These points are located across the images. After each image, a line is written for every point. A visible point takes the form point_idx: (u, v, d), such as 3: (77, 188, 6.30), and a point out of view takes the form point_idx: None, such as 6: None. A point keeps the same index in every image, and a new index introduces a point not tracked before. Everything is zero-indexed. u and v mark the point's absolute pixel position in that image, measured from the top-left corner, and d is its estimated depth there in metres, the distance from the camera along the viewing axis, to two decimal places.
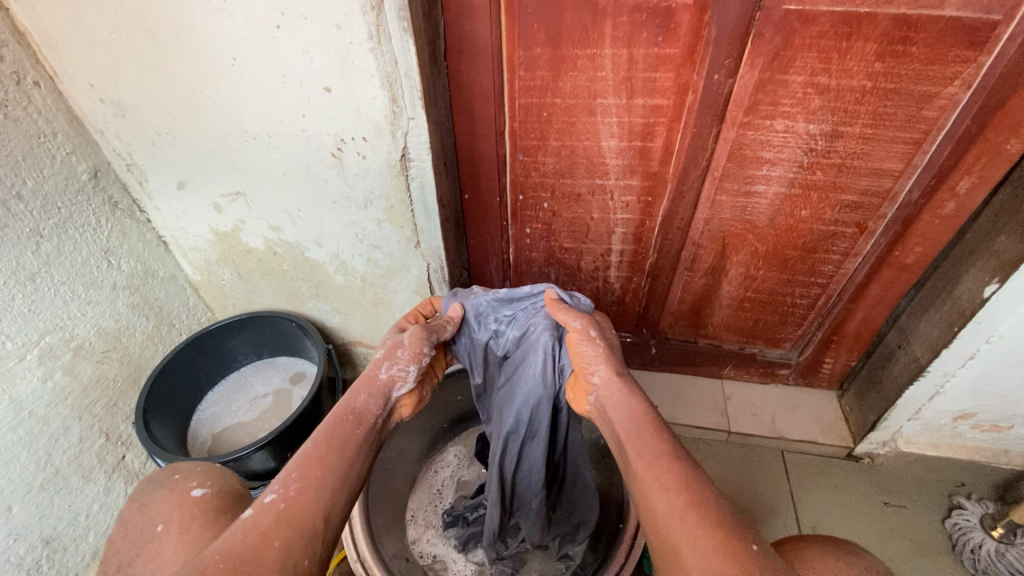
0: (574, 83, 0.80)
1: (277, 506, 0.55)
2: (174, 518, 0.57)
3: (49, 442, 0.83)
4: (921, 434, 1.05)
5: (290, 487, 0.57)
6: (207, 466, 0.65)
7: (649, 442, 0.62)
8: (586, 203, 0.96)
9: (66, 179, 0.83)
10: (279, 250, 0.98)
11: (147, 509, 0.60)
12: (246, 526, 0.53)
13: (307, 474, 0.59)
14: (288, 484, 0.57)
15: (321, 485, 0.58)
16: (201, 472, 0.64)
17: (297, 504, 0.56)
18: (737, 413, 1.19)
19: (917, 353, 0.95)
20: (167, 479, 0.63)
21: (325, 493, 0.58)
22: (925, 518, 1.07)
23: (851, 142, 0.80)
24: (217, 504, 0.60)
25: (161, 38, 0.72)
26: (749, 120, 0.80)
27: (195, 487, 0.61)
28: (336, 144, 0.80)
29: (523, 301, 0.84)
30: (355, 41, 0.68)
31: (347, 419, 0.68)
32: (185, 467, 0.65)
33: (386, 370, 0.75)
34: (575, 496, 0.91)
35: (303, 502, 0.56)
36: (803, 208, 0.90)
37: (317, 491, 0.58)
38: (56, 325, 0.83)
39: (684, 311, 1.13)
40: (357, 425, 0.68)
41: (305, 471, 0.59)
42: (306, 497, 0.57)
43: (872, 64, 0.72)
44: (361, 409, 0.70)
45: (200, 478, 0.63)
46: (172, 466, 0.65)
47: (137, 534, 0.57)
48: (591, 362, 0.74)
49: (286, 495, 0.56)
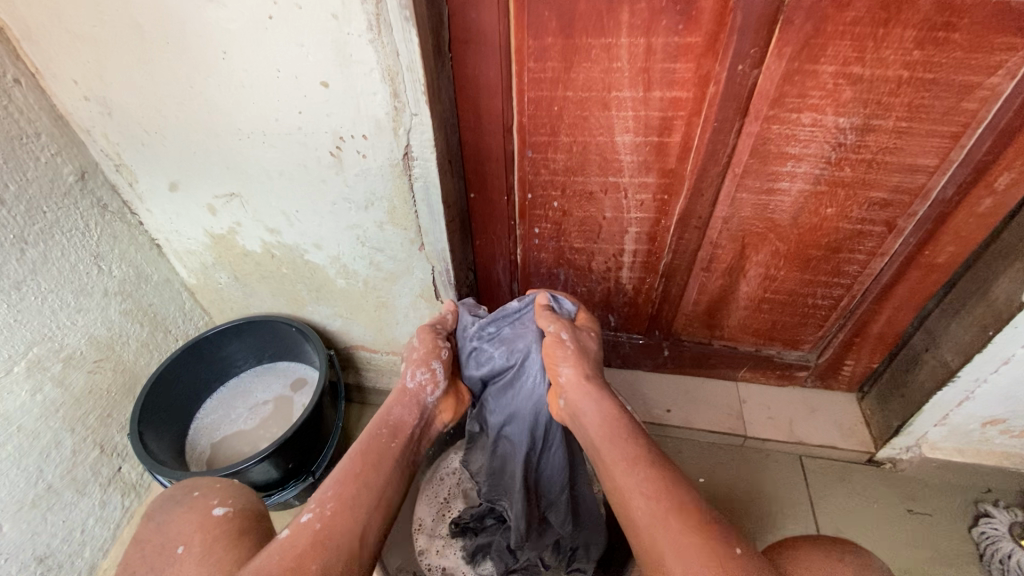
0: (588, 74, 0.75)
1: (314, 526, 0.57)
2: (196, 539, 0.55)
3: (41, 456, 0.79)
4: (947, 439, 1.01)
5: (326, 505, 0.59)
6: (228, 481, 0.62)
7: (650, 454, 0.62)
8: (599, 201, 0.91)
9: (51, 182, 0.79)
10: (277, 254, 0.94)
11: (166, 528, 0.57)
12: (284, 546, 0.54)
13: (342, 493, 0.61)
14: (324, 502, 0.60)
15: (356, 504, 0.60)
16: (222, 489, 0.61)
17: (334, 523, 0.58)
18: (753, 417, 1.15)
19: (946, 357, 0.90)
20: (185, 497, 0.60)
21: (363, 511, 0.60)
22: (948, 526, 1.03)
23: (883, 136, 0.75)
24: (244, 519, 0.58)
25: (146, 30, 0.67)
26: (775, 113, 0.75)
27: (216, 506, 0.58)
28: (335, 143, 0.75)
29: (510, 316, 0.81)
30: (354, 32, 0.63)
31: (381, 433, 0.70)
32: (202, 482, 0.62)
33: (419, 378, 0.77)
34: (582, 515, 0.87)
35: (339, 522, 0.58)
36: (829, 206, 0.85)
37: (353, 511, 0.60)
38: (45, 335, 0.79)
39: (699, 313, 1.09)
40: (391, 438, 0.70)
41: (341, 487, 0.62)
42: (342, 517, 0.59)
43: (910, 52, 0.67)
44: (397, 422, 0.72)
45: (221, 495, 0.60)
46: (190, 483, 0.61)
47: (157, 555, 0.54)
48: (559, 363, 0.73)
49: (322, 515, 0.58)
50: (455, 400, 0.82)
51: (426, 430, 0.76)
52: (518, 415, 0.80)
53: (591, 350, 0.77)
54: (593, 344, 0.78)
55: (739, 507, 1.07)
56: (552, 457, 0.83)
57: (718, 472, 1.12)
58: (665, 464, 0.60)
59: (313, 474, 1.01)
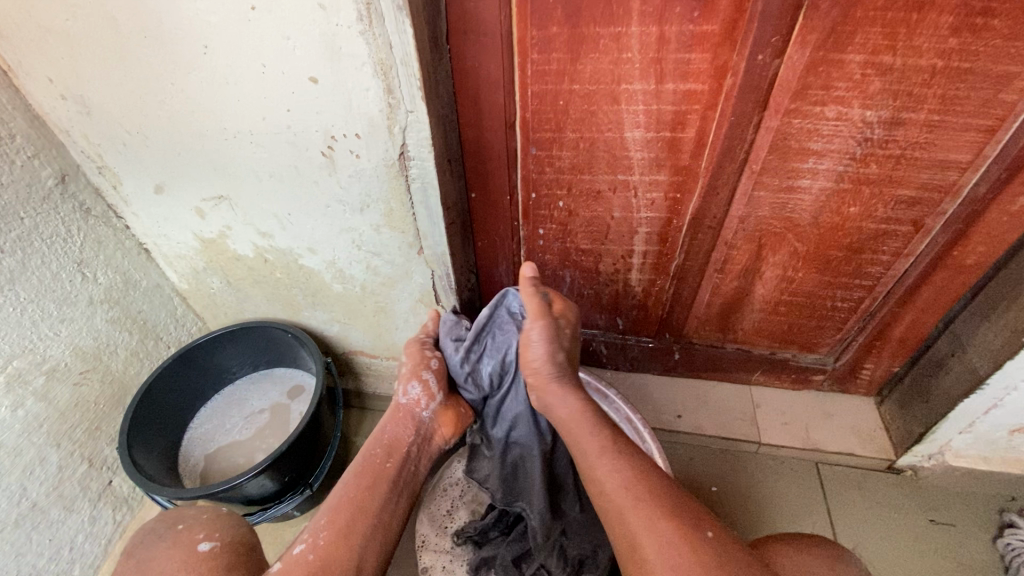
0: (596, 66, 0.70)
1: (306, 557, 0.55)
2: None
3: (23, 474, 0.76)
4: (972, 447, 0.96)
5: (319, 535, 0.58)
6: (215, 512, 0.61)
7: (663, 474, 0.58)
8: (607, 200, 0.86)
9: (28, 186, 0.75)
10: (270, 258, 0.90)
11: (147, 565, 0.56)
12: None
13: (336, 521, 0.59)
14: (317, 531, 0.58)
15: (350, 532, 0.58)
16: (208, 520, 0.60)
17: (328, 555, 0.56)
18: (767, 422, 1.11)
19: (975, 363, 0.86)
20: (169, 531, 0.59)
21: (358, 539, 0.58)
22: (972, 536, 0.99)
23: (913, 130, 0.70)
24: (230, 553, 0.56)
25: (121, 23, 0.63)
26: (796, 106, 0.70)
27: (202, 541, 0.57)
28: (326, 142, 0.71)
29: (489, 326, 0.78)
30: (343, 23, 0.59)
31: (376, 453, 0.68)
32: (188, 516, 0.61)
33: (414, 393, 0.73)
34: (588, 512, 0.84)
35: (334, 552, 0.56)
36: (852, 205, 0.80)
37: (347, 539, 0.58)
38: (25, 347, 0.76)
39: (711, 316, 1.04)
40: (387, 458, 0.68)
41: (334, 515, 0.60)
42: (336, 545, 0.57)
43: (946, 39, 0.61)
44: (391, 441, 0.70)
45: (207, 529, 0.59)
46: (174, 516, 0.60)
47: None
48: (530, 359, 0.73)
49: (316, 546, 0.56)
50: (455, 415, 0.77)
51: (426, 445, 0.72)
52: (521, 419, 0.81)
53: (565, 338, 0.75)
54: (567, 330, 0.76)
55: (753, 517, 1.03)
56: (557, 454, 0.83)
57: (731, 481, 1.08)
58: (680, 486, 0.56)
59: (310, 487, 0.96)
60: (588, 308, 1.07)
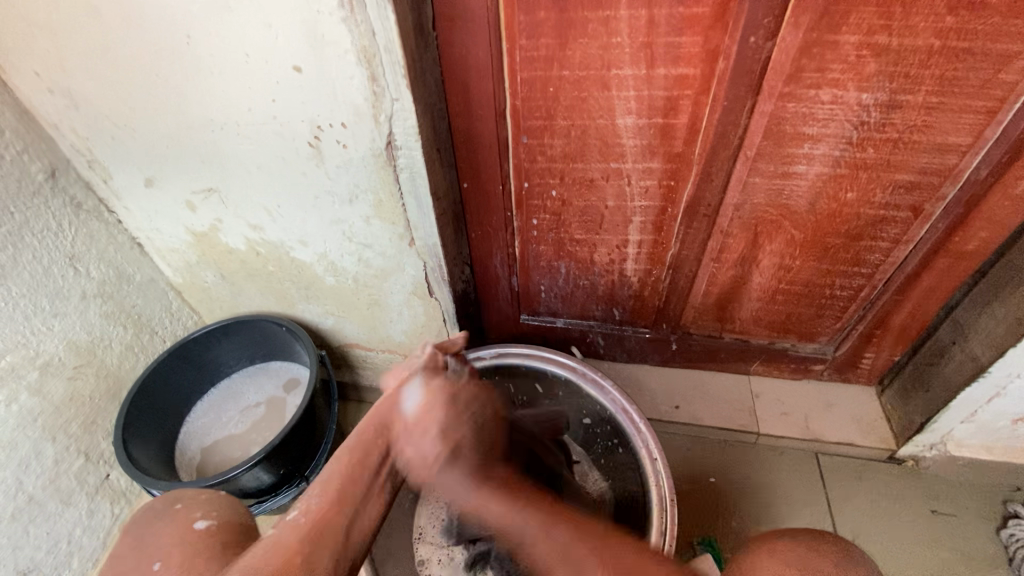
0: (585, 51, 0.68)
1: (297, 522, 0.53)
2: (175, 553, 0.54)
3: (19, 468, 0.76)
4: (974, 436, 0.95)
5: (311, 501, 0.54)
6: (214, 493, 0.62)
7: None
8: (600, 189, 0.85)
9: (18, 181, 0.75)
10: (262, 251, 0.90)
11: (142, 541, 0.57)
12: (270, 547, 0.51)
13: (328, 486, 0.55)
14: (308, 497, 0.54)
15: (344, 499, 0.55)
16: (207, 499, 0.61)
17: (318, 521, 0.52)
18: (766, 412, 1.10)
19: (976, 351, 0.84)
20: (166, 508, 0.60)
21: (349, 508, 0.54)
22: (975, 526, 0.97)
23: (911, 113, 0.69)
24: (229, 532, 0.57)
25: (103, 14, 0.62)
26: (790, 90, 0.68)
27: (198, 519, 0.57)
28: (313, 132, 0.70)
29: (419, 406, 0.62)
30: (324, 10, 0.58)
31: (371, 430, 0.60)
32: (186, 495, 0.61)
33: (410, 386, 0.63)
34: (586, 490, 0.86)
35: (324, 517, 0.53)
36: (849, 190, 0.78)
37: (341, 505, 0.54)
38: (18, 342, 0.76)
39: (709, 305, 1.03)
40: (380, 437, 0.59)
41: (327, 481, 0.56)
42: (327, 511, 0.54)
43: (943, 18, 0.60)
44: (386, 418, 0.61)
45: (204, 508, 0.59)
46: (173, 495, 0.61)
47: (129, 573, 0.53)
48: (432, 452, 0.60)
49: (308, 508, 0.54)
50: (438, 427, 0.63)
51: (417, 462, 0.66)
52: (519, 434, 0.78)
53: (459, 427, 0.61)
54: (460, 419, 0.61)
55: (752, 510, 1.03)
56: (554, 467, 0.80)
57: (729, 470, 1.08)
58: None
59: (307, 480, 0.96)
60: (583, 300, 1.06)
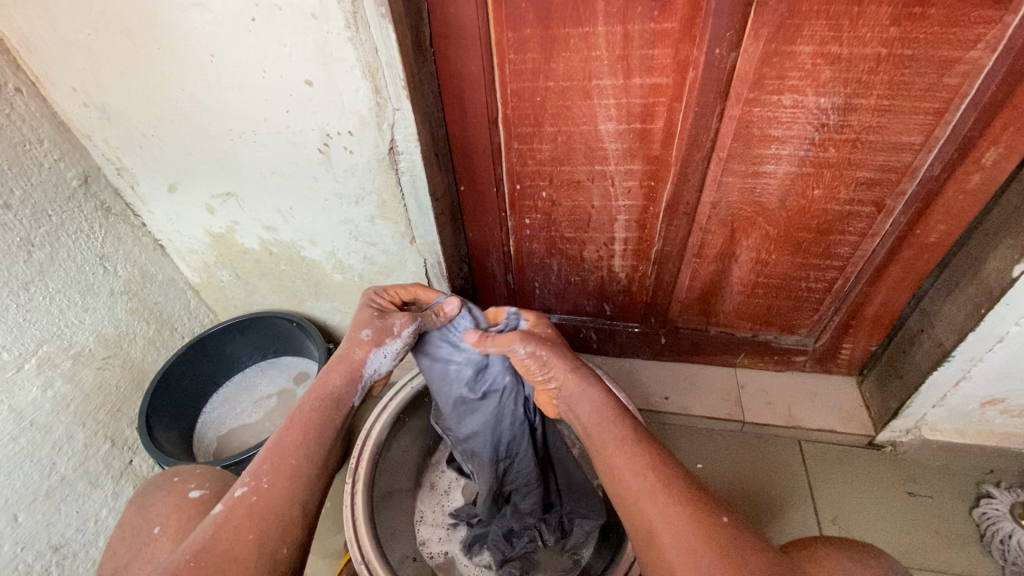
0: (568, 64, 0.76)
1: (248, 499, 0.57)
2: (172, 519, 0.62)
3: (52, 450, 0.82)
4: (947, 421, 1.00)
5: (261, 479, 0.58)
6: (206, 467, 0.71)
7: (629, 428, 0.63)
8: (587, 189, 0.92)
9: (55, 186, 0.82)
10: (275, 251, 0.97)
11: (147, 510, 0.65)
12: (220, 522, 0.55)
13: (279, 466, 0.59)
14: (260, 475, 0.58)
15: (293, 475, 0.59)
16: (200, 473, 0.70)
17: (269, 498, 0.57)
18: (751, 402, 1.15)
19: (941, 337, 0.90)
20: (165, 481, 0.69)
21: (302, 480, 0.59)
22: (951, 508, 1.02)
23: (866, 115, 0.75)
24: (215, 499, 0.65)
25: (137, 37, 0.70)
26: (755, 96, 0.75)
27: (192, 489, 0.67)
28: (323, 140, 0.77)
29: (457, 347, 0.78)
30: (333, 31, 0.65)
31: (323, 405, 0.66)
32: (183, 470, 0.70)
33: (370, 359, 0.69)
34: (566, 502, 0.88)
35: (276, 494, 0.57)
36: (816, 187, 0.85)
37: (291, 481, 0.59)
38: (54, 333, 0.83)
39: (693, 299, 1.09)
40: (336, 411, 0.66)
41: (278, 461, 0.60)
42: (278, 488, 0.58)
43: (888, 28, 0.67)
44: (340, 395, 0.68)
45: (198, 479, 0.68)
46: (170, 470, 0.70)
47: (133, 536, 0.62)
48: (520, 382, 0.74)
49: (258, 488, 0.58)
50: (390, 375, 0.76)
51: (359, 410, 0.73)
52: (485, 428, 0.83)
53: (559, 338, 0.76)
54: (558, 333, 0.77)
55: (739, 492, 1.07)
56: (524, 460, 0.85)
57: (714, 457, 1.12)
58: (646, 438, 0.62)
59: None
60: (575, 295, 1.13)
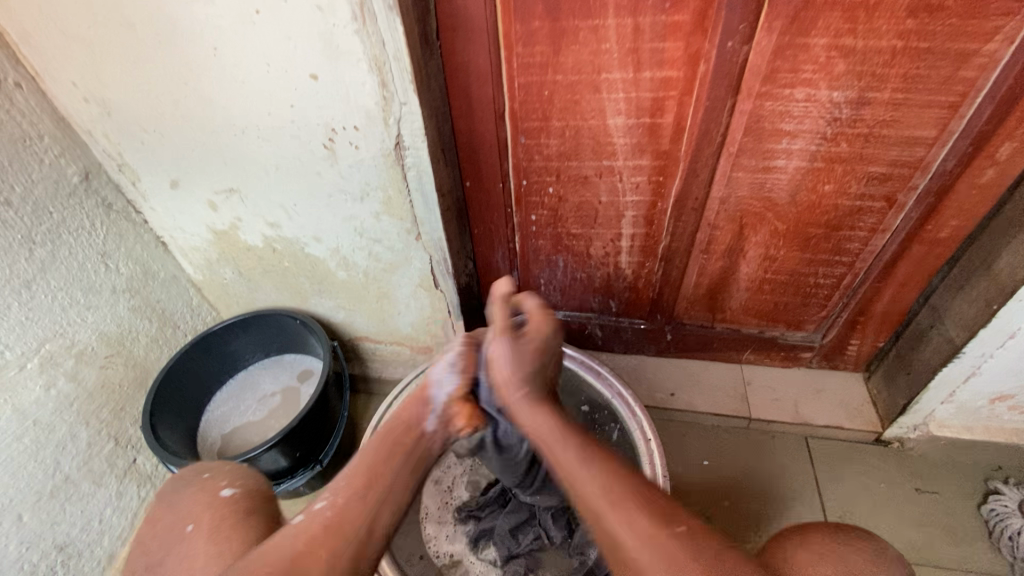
0: (577, 57, 0.74)
1: (326, 512, 0.57)
2: (206, 517, 0.61)
3: (57, 450, 0.82)
4: (956, 417, 1.00)
5: (338, 493, 0.58)
6: (235, 465, 0.69)
7: None
8: (594, 185, 0.91)
9: (56, 182, 0.81)
10: (279, 248, 0.96)
11: (177, 506, 0.64)
12: (298, 531, 0.55)
13: (354, 482, 0.59)
14: (337, 489, 0.59)
15: (369, 490, 0.58)
16: (229, 471, 0.68)
17: (342, 514, 0.56)
18: (758, 398, 1.15)
19: (951, 333, 0.89)
20: (196, 478, 0.67)
21: (373, 498, 0.58)
22: (959, 505, 1.02)
23: (879, 109, 0.74)
24: (249, 499, 0.64)
25: (139, 29, 0.69)
26: (767, 89, 0.74)
27: (225, 487, 0.65)
28: (328, 134, 0.76)
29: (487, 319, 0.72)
30: (339, 23, 0.64)
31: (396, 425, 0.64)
32: (212, 466, 0.69)
33: (435, 380, 0.67)
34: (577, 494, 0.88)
35: (352, 509, 0.57)
36: (826, 183, 0.84)
37: (366, 498, 0.58)
38: (56, 331, 0.82)
39: (700, 296, 1.08)
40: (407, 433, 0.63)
41: (356, 476, 0.60)
42: (354, 502, 0.58)
43: (904, 20, 0.66)
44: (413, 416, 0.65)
45: (228, 477, 0.67)
46: (200, 465, 0.69)
47: (166, 532, 0.62)
48: (499, 364, 0.66)
49: (335, 501, 0.57)
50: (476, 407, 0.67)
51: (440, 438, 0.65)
52: None
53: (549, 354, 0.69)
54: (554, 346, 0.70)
55: (745, 489, 1.07)
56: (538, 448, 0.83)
57: (722, 453, 1.12)
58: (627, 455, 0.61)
59: (320, 463, 1.02)
60: (581, 292, 1.12)
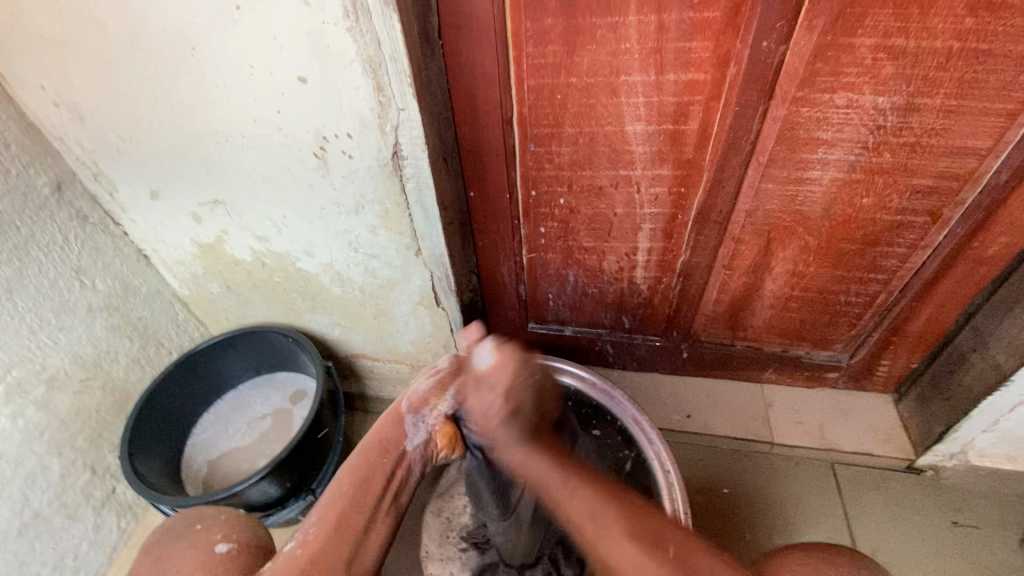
0: (594, 58, 0.67)
1: (298, 553, 0.54)
2: None
3: (25, 484, 0.76)
4: (997, 447, 0.92)
5: (309, 531, 0.56)
6: (233, 514, 0.61)
7: None
8: (609, 196, 0.84)
9: (25, 194, 0.74)
10: (268, 262, 0.89)
11: (164, 565, 0.55)
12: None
13: (326, 516, 0.56)
14: (307, 527, 0.56)
15: (343, 525, 0.56)
16: (225, 521, 0.60)
17: (319, 549, 0.54)
18: (780, 421, 1.08)
19: (998, 358, 0.82)
20: (186, 529, 0.59)
21: (346, 532, 0.56)
22: (998, 540, 0.95)
23: (928, 116, 0.67)
24: (248, 555, 0.56)
25: (108, 27, 0.62)
26: (803, 94, 0.67)
27: (220, 542, 0.57)
28: (319, 143, 0.69)
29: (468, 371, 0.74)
30: (329, 20, 0.57)
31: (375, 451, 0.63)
32: (205, 515, 0.61)
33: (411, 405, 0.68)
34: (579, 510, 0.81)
35: (326, 548, 0.54)
36: (864, 195, 0.77)
37: (338, 532, 0.55)
38: (24, 356, 0.76)
39: (721, 313, 1.01)
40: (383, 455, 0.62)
41: (329, 508, 0.57)
42: (326, 538, 0.55)
43: (963, 19, 0.58)
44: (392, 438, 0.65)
45: (224, 530, 0.59)
46: (191, 515, 0.61)
47: None
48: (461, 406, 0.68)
49: (305, 541, 0.55)
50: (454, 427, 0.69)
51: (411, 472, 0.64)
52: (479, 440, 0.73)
53: (524, 396, 0.62)
54: (525, 385, 0.62)
55: (769, 522, 1.00)
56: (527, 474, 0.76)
57: (742, 481, 1.04)
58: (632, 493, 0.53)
59: (313, 492, 0.94)
60: (592, 308, 1.05)
